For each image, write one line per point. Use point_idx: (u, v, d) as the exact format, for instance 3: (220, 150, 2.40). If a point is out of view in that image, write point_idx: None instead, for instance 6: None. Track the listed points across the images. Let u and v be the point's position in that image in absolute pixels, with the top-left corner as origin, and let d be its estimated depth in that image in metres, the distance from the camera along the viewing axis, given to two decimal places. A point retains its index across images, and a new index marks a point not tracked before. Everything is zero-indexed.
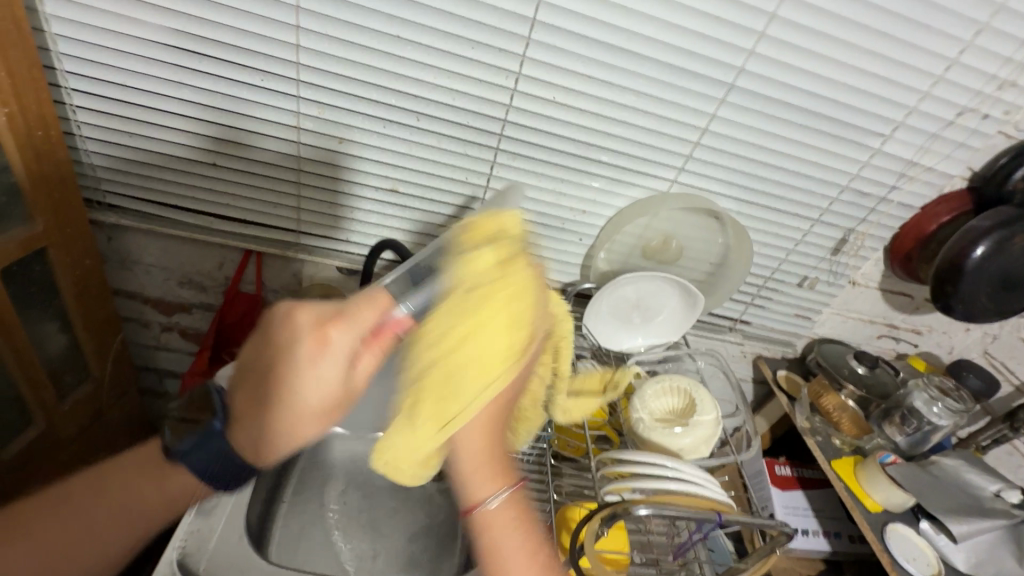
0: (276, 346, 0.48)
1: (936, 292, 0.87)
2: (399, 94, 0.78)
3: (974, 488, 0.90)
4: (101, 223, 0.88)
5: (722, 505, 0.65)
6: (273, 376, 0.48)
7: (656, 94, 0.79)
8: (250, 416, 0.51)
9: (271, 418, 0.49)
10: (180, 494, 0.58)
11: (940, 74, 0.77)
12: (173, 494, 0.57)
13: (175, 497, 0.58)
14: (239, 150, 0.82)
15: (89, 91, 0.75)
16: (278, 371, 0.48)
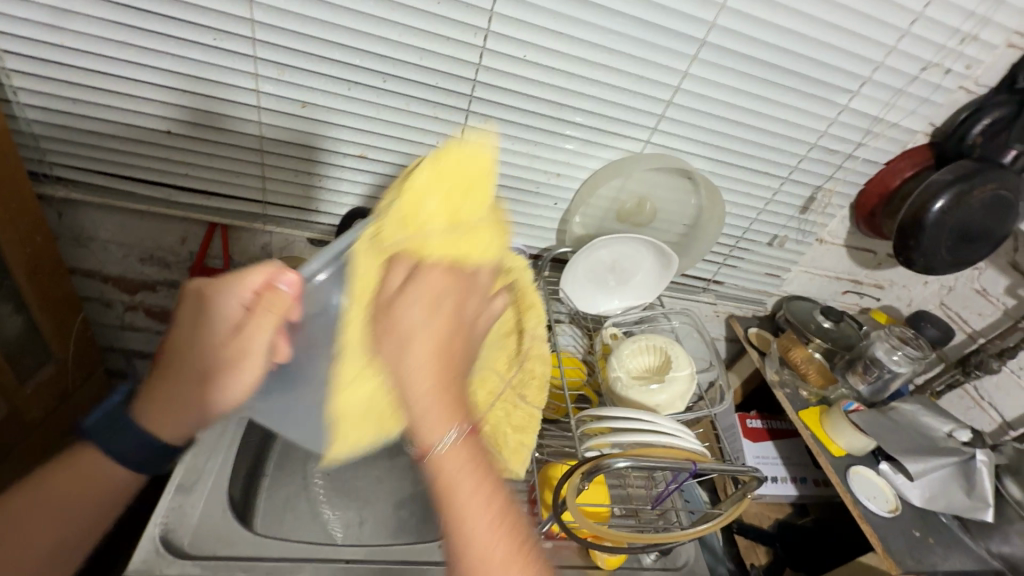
0: (185, 317, 0.51)
1: (898, 245, 0.90)
2: (363, 54, 0.74)
3: (929, 429, 0.95)
4: (50, 197, 0.83)
5: (696, 455, 0.67)
6: (184, 348, 0.51)
7: (629, 51, 0.78)
8: (164, 391, 0.52)
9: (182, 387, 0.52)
10: (95, 472, 0.53)
11: (906, 28, 0.78)
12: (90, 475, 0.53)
13: (91, 476, 0.53)
14: (195, 117, 0.78)
15: (23, 54, 0.69)
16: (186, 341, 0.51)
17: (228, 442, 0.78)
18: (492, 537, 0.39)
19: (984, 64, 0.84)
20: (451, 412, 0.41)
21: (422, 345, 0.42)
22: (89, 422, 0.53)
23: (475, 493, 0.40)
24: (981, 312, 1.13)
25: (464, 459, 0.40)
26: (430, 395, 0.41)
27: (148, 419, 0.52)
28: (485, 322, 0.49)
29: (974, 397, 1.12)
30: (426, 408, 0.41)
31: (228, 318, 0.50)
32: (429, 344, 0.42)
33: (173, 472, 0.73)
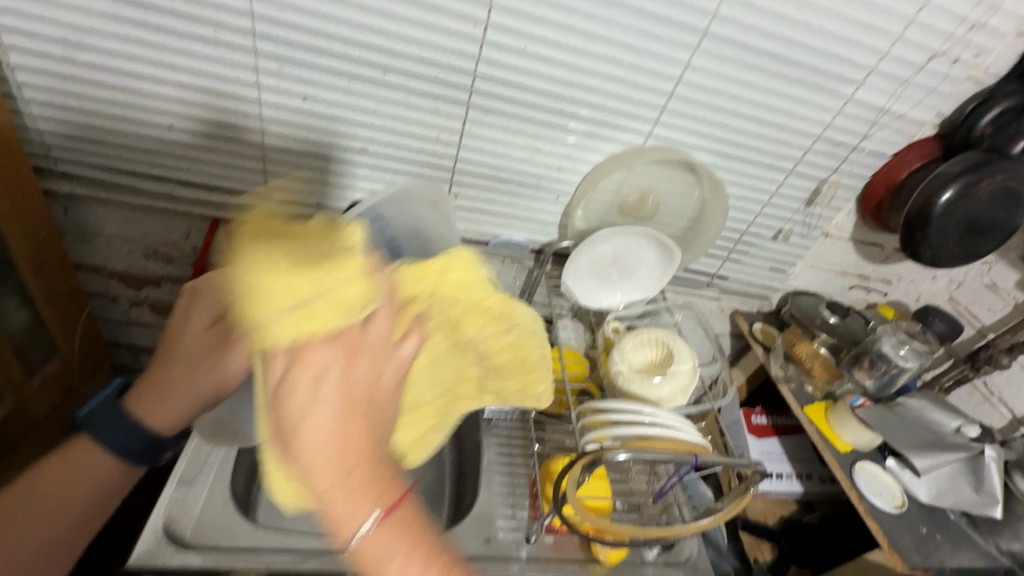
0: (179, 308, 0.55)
1: (905, 239, 0.89)
2: (363, 47, 0.74)
3: (937, 425, 0.94)
4: (55, 193, 0.84)
5: (697, 448, 0.67)
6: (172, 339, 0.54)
7: (630, 42, 0.77)
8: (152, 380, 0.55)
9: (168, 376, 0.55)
10: (81, 467, 0.56)
11: (913, 16, 0.77)
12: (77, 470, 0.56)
13: (76, 471, 0.56)
14: (197, 111, 0.78)
15: (26, 48, 0.70)
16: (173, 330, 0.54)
17: None
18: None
19: (993, 53, 0.83)
20: (366, 488, 0.40)
21: (319, 401, 0.40)
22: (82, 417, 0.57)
23: (405, 566, 0.42)
24: (990, 307, 1.11)
25: (394, 531, 0.41)
26: (351, 478, 0.40)
27: (138, 407, 0.55)
28: (398, 353, 0.47)
29: (983, 393, 1.10)
30: (346, 502, 0.39)
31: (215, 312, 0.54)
32: (332, 407, 0.40)
33: (177, 464, 0.73)
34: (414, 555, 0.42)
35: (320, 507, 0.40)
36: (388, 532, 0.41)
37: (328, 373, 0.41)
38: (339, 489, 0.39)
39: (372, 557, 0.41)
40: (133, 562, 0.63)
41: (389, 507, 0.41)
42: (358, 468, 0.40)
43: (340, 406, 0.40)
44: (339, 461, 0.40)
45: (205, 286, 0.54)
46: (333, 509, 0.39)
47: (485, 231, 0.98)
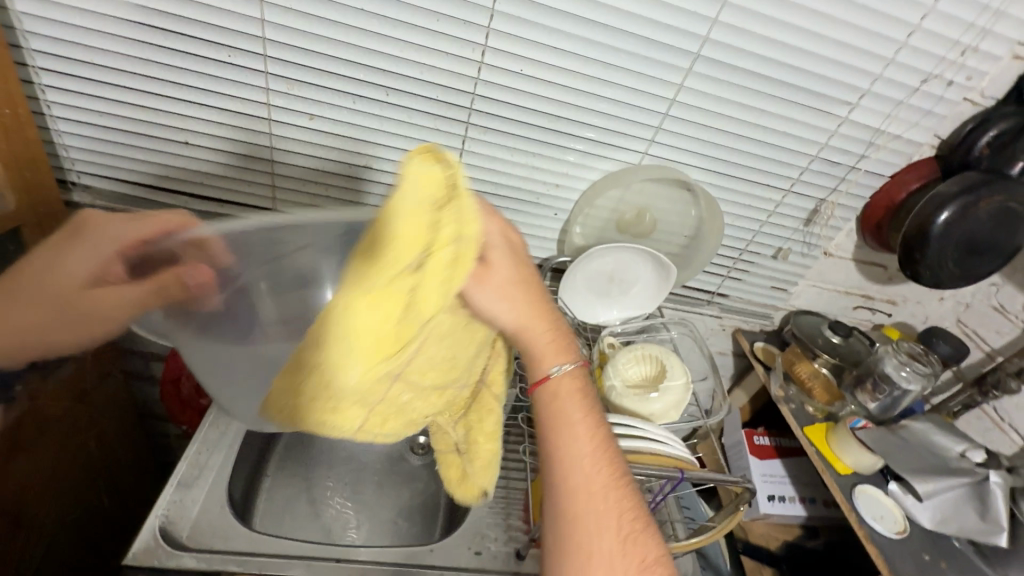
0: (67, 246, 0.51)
1: (903, 259, 0.89)
2: (368, 69, 0.78)
3: (941, 449, 0.91)
4: (77, 205, 0.89)
5: (684, 462, 0.67)
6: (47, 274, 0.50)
7: (624, 65, 0.80)
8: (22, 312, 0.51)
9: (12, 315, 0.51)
10: None
11: (904, 40, 0.78)
12: None
13: None
14: (211, 128, 0.82)
15: (57, 70, 0.75)
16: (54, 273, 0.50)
17: (230, 440, 0.80)
18: (596, 455, 0.56)
19: (988, 75, 0.83)
20: (558, 347, 0.61)
21: (504, 298, 0.57)
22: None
23: (583, 422, 0.58)
24: (999, 330, 1.09)
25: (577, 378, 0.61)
26: (551, 343, 0.60)
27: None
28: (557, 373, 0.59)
29: (993, 418, 1.08)
30: (552, 350, 0.60)
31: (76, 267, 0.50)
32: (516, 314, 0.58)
33: (177, 467, 0.76)
34: (589, 413, 0.59)
35: (533, 346, 0.60)
36: (571, 387, 0.60)
37: (499, 276, 0.56)
38: (546, 346, 0.60)
39: (559, 400, 0.59)
40: (129, 561, 0.64)
41: (577, 364, 0.62)
42: (555, 332, 0.61)
43: (522, 294, 0.58)
44: (530, 321, 0.59)
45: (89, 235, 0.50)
46: (542, 345, 0.60)
47: None
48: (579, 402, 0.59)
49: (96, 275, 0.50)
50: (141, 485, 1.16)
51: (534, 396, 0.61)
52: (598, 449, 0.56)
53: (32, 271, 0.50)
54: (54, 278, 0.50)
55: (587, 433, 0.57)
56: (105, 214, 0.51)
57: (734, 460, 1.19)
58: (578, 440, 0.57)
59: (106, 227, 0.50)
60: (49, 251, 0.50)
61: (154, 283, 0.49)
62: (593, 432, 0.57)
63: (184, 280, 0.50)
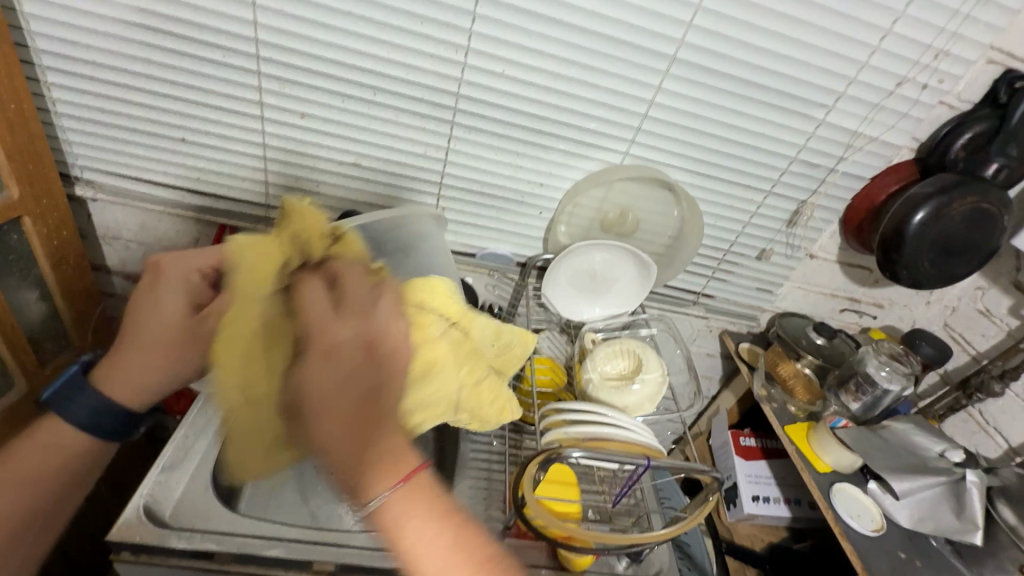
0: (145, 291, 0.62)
1: (882, 260, 0.90)
2: (356, 70, 0.81)
3: (920, 449, 0.92)
4: (80, 198, 0.93)
5: (652, 451, 0.68)
6: (149, 315, 0.61)
7: (604, 67, 0.82)
8: (125, 356, 0.62)
9: (126, 355, 0.62)
10: (59, 436, 0.60)
11: (876, 45, 0.80)
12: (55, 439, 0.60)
13: (55, 440, 0.60)
14: (206, 125, 0.86)
15: (62, 69, 0.79)
16: (147, 312, 0.61)
17: (217, 426, 0.83)
18: (446, 562, 0.46)
19: (962, 79, 0.85)
20: (384, 460, 0.47)
21: (339, 390, 0.49)
22: (49, 396, 0.60)
23: (425, 527, 0.47)
24: (984, 333, 1.09)
25: (418, 496, 0.48)
26: (338, 430, 0.48)
27: (101, 383, 0.61)
28: (379, 498, 0.46)
29: (979, 421, 1.07)
30: (363, 456, 0.47)
31: (172, 303, 0.61)
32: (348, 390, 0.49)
33: (164, 450, 0.78)
34: (432, 524, 0.48)
35: (339, 475, 0.47)
36: (399, 498, 0.47)
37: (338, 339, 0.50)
38: (342, 444, 0.48)
39: (390, 528, 0.47)
40: (114, 536, 0.67)
41: (406, 479, 0.47)
42: (376, 436, 0.48)
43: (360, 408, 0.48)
44: (336, 419, 0.48)
45: (162, 276, 0.61)
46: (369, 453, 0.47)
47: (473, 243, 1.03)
48: (419, 519, 0.47)
49: (189, 311, 0.62)
50: (136, 475, 1.18)
51: (370, 514, 0.47)
52: (453, 562, 0.46)
53: (139, 329, 0.61)
54: (153, 324, 0.61)
55: (441, 549, 0.47)
56: (168, 253, 0.62)
57: (719, 461, 1.20)
58: (423, 553, 0.46)
59: (179, 271, 0.62)
60: (145, 307, 0.61)
61: (229, 291, 0.60)
62: (439, 545, 0.47)
63: (249, 275, 0.59)
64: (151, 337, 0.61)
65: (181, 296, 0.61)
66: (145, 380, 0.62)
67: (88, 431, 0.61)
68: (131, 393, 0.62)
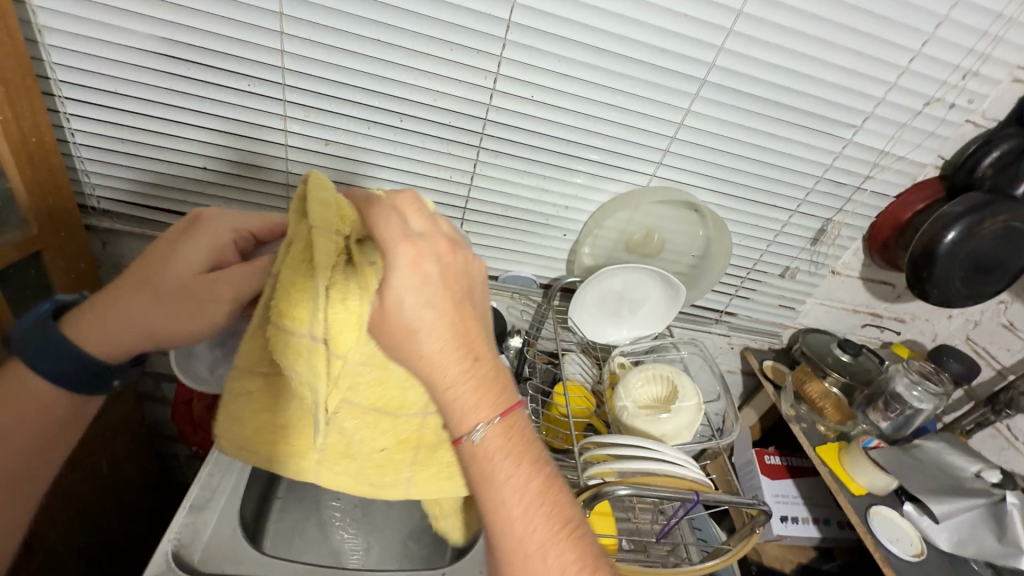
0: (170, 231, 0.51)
1: (911, 277, 0.90)
2: (383, 96, 0.80)
3: (955, 469, 0.91)
4: (96, 228, 0.90)
5: (700, 485, 0.67)
6: (164, 255, 0.49)
7: (633, 90, 0.82)
8: (110, 297, 0.50)
9: (113, 300, 0.50)
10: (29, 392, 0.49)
11: (905, 66, 0.80)
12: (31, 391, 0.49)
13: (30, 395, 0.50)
14: (229, 154, 0.84)
15: (82, 99, 0.77)
16: (160, 252, 0.49)
17: (242, 462, 0.81)
18: (527, 508, 0.43)
19: (989, 98, 0.85)
20: (485, 391, 0.45)
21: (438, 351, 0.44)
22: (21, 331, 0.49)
23: (517, 477, 0.44)
24: (1009, 347, 1.09)
25: (513, 435, 0.45)
26: (473, 389, 0.44)
27: (79, 336, 0.49)
28: (477, 436, 0.44)
29: (1007, 437, 1.07)
30: (466, 403, 0.44)
31: (194, 254, 0.49)
32: (436, 342, 0.44)
33: (189, 490, 0.75)
34: (524, 463, 0.45)
35: (443, 405, 0.45)
36: (496, 435, 0.44)
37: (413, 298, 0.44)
38: (461, 393, 0.44)
39: (481, 463, 0.45)
40: None
41: (510, 409, 0.45)
42: (472, 375, 0.45)
43: (463, 359, 0.44)
44: (446, 354, 0.44)
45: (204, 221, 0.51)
46: (455, 395, 0.44)
47: (496, 266, 1.01)
48: (510, 474, 0.44)
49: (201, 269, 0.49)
50: (150, 508, 1.15)
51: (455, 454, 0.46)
52: (532, 509, 0.43)
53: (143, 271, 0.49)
54: (171, 272, 0.48)
55: (527, 483, 0.44)
56: (215, 211, 0.52)
57: (744, 480, 1.18)
58: (496, 496, 0.43)
59: (221, 224, 0.51)
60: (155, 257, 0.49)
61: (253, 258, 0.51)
62: (525, 495, 0.43)
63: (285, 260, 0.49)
64: (164, 279, 0.49)
65: (198, 249, 0.49)
66: (125, 336, 0.50)
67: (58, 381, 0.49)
68: (108, 347, 0.50)
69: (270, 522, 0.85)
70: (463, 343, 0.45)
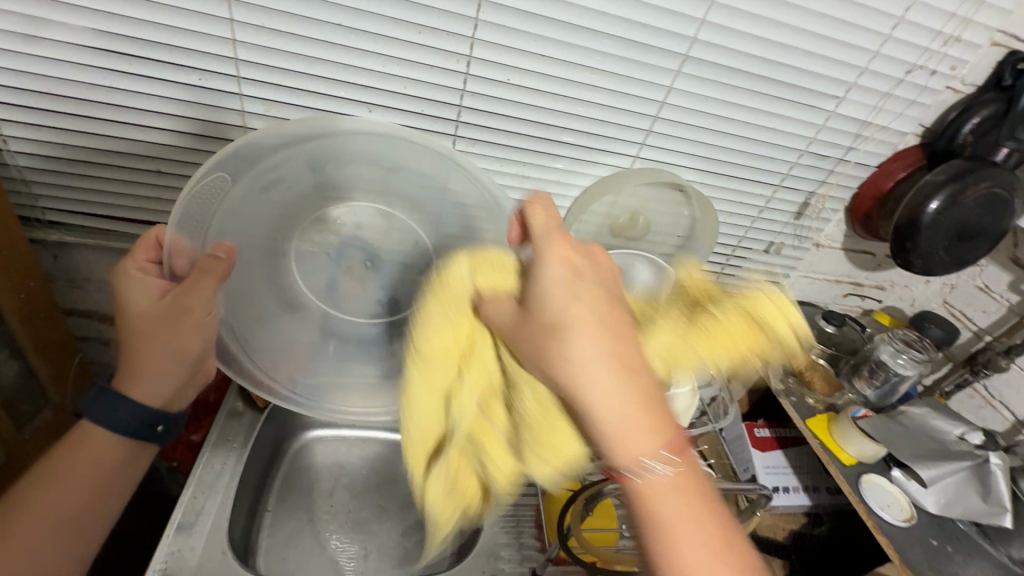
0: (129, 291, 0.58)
1: (895, 248, 0.90)
2: (347, 86, 0.75)
3: (940, 433, 0.93)
4: (44, 241, 0.83)
5: (705, 476, 0.68)
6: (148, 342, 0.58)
7: (612, 68, 0.78)
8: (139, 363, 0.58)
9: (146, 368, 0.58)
10: (99, 452, 0.59)
11: (887, 34, 0.78)
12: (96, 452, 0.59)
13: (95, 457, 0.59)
14: (186, 155, 0.78)
15: (15, 103, 0.70)
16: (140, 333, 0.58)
17: (226, 480, 0.77)
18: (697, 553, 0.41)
19: (969, 63, 0.84)
20: (658, 429, 0.46)
21: (607, 370, 0.48)
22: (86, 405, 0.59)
23: (685, 515, 0.43)
24: (985, 310, 1.11)
25: (679, 482, 0.44)
26: (635, 406, 0.47)
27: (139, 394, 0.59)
28: (657, 468, 0.43)
29: (984, 396, 1.10)
30: (630, 423, 0.46)
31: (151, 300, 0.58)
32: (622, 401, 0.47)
33: (172, 513, 0.73)
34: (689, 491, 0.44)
35: (607, 439, 0.46)
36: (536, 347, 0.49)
37: (603, 359, 0.48)
38: (623, 406, 0.47)
39: (648, 498, 0.43)
40: None
41: (677, 451, 0.45)
42: (647, 408, 0.47)
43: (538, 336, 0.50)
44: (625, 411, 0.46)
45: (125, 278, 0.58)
46: (610, 446, 0.46)
47: None
48: (691, 497, 0.43)
49: (150, 300, 0.58)
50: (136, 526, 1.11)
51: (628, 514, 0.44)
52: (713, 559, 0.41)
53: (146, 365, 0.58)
54: (127, 319, 0.57)
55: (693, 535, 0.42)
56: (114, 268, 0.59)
57: (736, 453, 1.20)
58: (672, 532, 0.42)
59: (123, 273, 0.58)
60: (161, 344, 0.57)
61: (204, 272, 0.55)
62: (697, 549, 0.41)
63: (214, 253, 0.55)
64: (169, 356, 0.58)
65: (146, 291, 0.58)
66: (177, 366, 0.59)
67: (126, 435, 0.59)
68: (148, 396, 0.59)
69: (262, 537, 0.81)
70: (645, 407, 0.47)
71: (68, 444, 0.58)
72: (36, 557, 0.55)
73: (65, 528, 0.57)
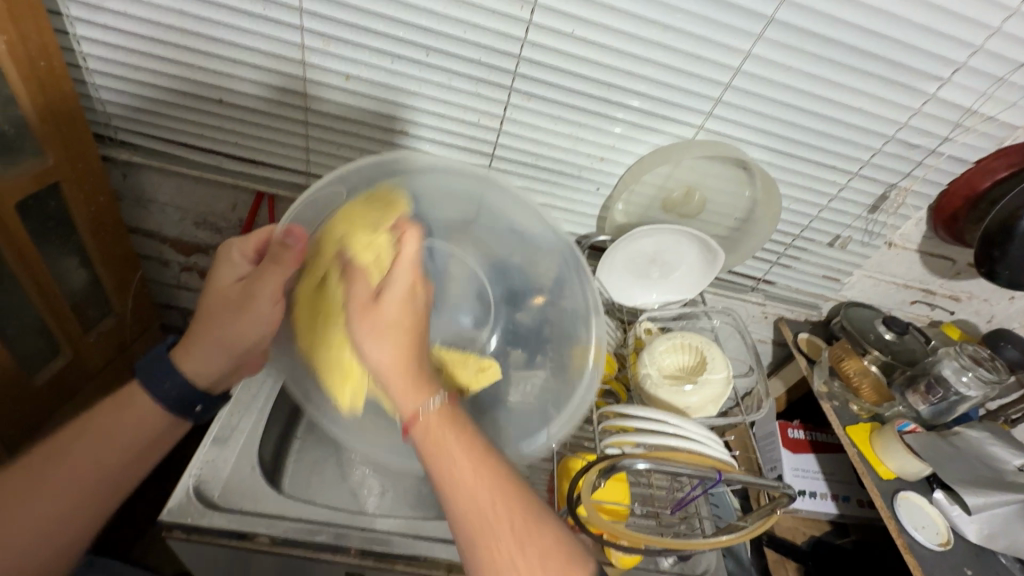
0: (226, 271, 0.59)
1: (981, 255, 0.81)
2: (405, 26, 0.72)
3: (995, 461, 0.86)
4: (115, 159, 0.87)
5: (723, 464, 0.65)
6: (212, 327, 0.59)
7: (687, 26, 0.71)
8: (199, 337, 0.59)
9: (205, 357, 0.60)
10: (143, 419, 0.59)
11: (1016, 7, 0.68)
12: (144, 411, 0.59)
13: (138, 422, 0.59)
14: (246, 86, 0.79)
15: (91, 20, 0.72)
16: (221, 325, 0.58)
17: (260, 404, 0.81)
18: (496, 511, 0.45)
19: None
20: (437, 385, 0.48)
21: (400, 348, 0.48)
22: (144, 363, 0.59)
23: (463, 455, 0.46)
24: None
25: (451, 435, 0.47)
26: (408, 373, 0.48)
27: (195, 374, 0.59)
28: (435, 405, 0.48)
29: None
30: (410, 386, 0.47)
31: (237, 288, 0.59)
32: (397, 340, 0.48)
33: (210, 426, 0.77)
34: (477, 457, 0.47)
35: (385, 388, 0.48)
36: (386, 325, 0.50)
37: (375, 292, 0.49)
38: (401, 377, 0.48)
39: (432, 441, 0.47)
40: (166, 516, 0.67)
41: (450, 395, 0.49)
42: (415, 368, 0.48)
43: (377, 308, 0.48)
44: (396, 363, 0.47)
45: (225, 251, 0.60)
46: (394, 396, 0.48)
47: None
48: (456, 443, 0.46)
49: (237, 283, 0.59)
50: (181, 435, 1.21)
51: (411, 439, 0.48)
52: (505, 513, 0.45)
53: (206, 359, 0.60)
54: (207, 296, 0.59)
55: (470, 463, 0.46)
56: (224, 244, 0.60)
57: (764, 451, 1.16)
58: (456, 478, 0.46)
59: (227, 253, 0.60)
60: (227, 343, 0.59)
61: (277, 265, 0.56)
62: (485, 481, 0.46)
63: (285, 239, 0.56)
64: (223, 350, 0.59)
65: (230, 275, 0.59)
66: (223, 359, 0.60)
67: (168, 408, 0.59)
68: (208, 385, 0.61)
69: (289, 461, 0.86)
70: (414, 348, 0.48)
71: (116, 405, 0.59)
72: (43, 532, 0.53)
73: (113, 487, 0.58)
